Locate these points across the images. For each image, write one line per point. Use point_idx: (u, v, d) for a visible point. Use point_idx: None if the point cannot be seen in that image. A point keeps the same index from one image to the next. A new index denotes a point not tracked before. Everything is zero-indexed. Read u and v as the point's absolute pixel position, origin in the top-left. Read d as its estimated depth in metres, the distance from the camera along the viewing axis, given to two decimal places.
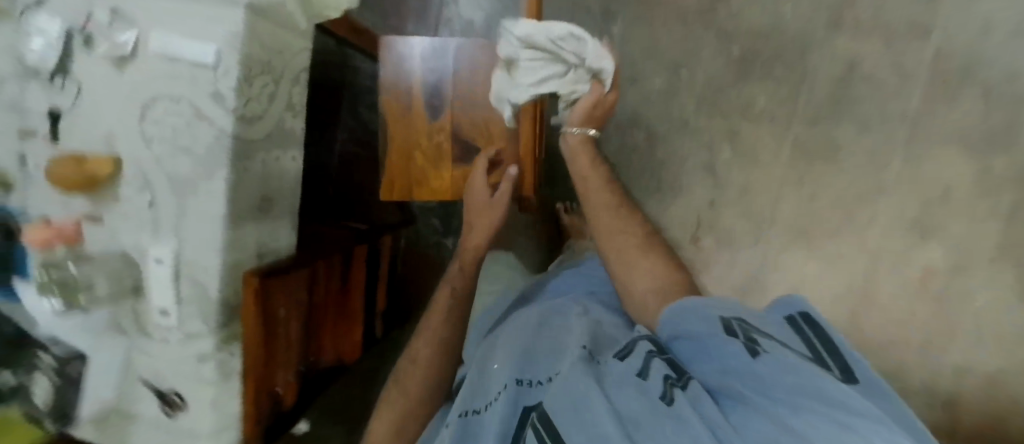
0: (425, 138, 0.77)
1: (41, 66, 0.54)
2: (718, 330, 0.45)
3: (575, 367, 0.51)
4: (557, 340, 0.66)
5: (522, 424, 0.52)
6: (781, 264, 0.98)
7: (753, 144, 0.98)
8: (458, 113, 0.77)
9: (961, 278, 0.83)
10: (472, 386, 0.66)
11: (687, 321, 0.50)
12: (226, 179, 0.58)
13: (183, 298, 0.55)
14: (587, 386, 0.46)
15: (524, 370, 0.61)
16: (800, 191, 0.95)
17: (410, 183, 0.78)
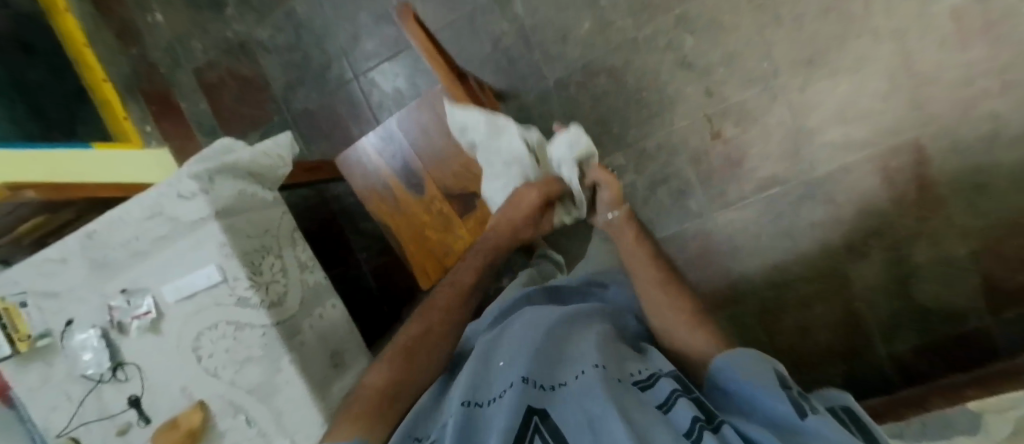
0: (414, 202, 0.73)
1: (105, 371, 0.64)
2: (766, 387, 0.32)
3: (593, 372, 0.35)
4: (568, 345, 0.42)
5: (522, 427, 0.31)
6: (815, 122, 0.90)
7: (707, 16, 0.89)
8: (434, 164, 0.72)
9: (993, 32, 0.81)
10: (478, 364, 0.43)
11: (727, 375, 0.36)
12: (296, 371, 0.59)
13: None
14: (597, 400, 0.31)
15: (479, 388, 0.39)
16: (783, 30, 0.87)
17: (424, 247, 0.73)
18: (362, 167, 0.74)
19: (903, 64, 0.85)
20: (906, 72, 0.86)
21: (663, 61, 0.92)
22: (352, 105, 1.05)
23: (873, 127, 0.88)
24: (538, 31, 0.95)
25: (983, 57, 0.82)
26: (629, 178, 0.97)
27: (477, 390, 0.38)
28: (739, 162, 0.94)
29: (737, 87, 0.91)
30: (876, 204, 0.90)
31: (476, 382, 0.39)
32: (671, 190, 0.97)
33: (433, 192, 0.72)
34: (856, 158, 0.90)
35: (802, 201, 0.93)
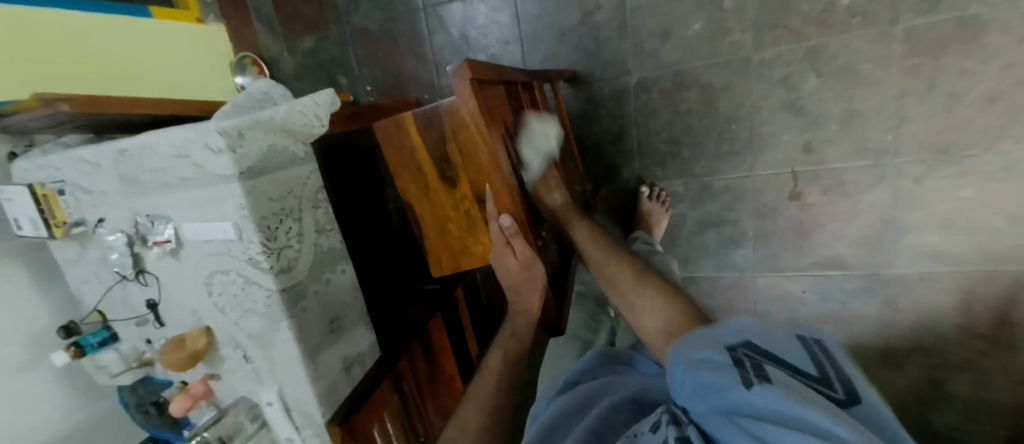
0: (446, 195, 0.68)
1: (128, 273, 0.67)
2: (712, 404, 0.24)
3: None
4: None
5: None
6: (917, 218, 0.77)
7: (845, 60, 0.72)
8: (473, 165, 0.65)
9: None
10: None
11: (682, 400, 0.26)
12: (291, 336, 0.61)
13: (299, 425, 0.67)
14: None
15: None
16: (930, 103, 0.71)
17: (445, 241, 0.71)
18: (397, 142, 0.67)
19: None
20: None
21: (770, 96, 0.77)
22: (417, 38, 0.98)
23: (979, 245, 0.75)
24: (637, 16, 0.81)
25: None
26: (680, 209, 0.89)
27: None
28: (809, 232, 0.83)
29: (843, 152, 0.77)
30: (939, 325, 0.81)
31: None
32: (721, 237, 0.88)
33: (466, 193, 0.66)
34: (943, 271, 0.78)
35: (858, 294, 0.84)
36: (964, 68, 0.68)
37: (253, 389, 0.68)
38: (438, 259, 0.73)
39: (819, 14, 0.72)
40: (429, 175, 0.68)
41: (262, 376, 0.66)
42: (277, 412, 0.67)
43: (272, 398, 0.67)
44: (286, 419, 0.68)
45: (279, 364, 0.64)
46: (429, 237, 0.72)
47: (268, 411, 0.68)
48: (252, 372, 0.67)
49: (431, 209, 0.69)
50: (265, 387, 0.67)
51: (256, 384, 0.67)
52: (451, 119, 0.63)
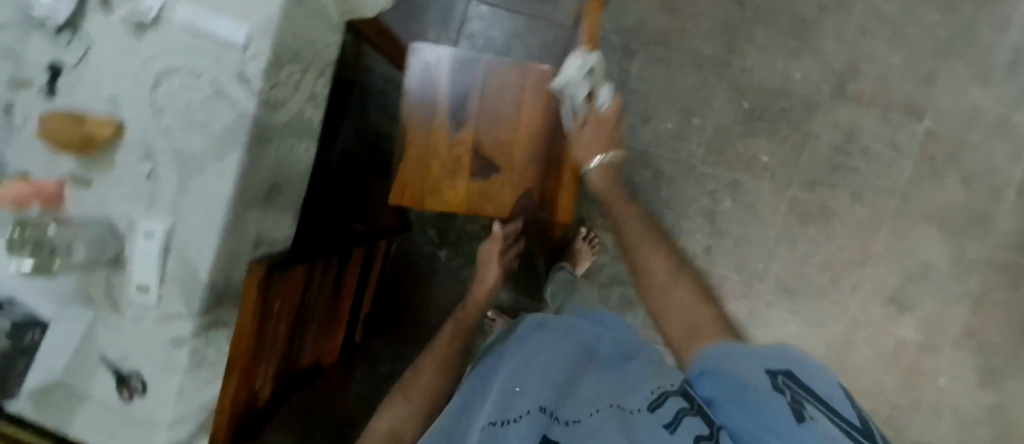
0: (445, 135, 0.71)
1: (50, 20, 0.55)
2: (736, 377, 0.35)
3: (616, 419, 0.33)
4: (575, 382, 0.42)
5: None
6: (759, 336, 0.97)
7: (752, 198, 0.97)
8: (486, 120, 0.70)
9: (910, 375, 0.95)
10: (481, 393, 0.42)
11: (714, 358, 0.38)
12: (234, 171, 0.54)
13: (166, 277, 0.55)
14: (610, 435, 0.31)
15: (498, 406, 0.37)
16: (790, 253, 0.96)
17: (419, 174, 0.72)
18: (425, 69, 0.71)
19: (842, 347, 0.96)
20: (841, 353, 0.96)
21: (698, 200, 0.98)
22: (447, 16, 1.05)
23: None
24: (632, 96, 0.99)
25: (893, 384, 0.95)
26: (601, 260, 1.00)
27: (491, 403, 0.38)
28: None
29: (730, 264, 0.97)
30: None
31: (500, 399, 0.38)
32: (622, 295, 1.00)
33: (465, 141, 0.71)
34: None
35: None
36: (815, 238, 0.96)
37: (129, 214, 0.56)
38: (402, 188, 0.72)
39: (748, 159, 0.97)
40: (438, 112, 0.71)
41: (157, 203, 0.56)
42: (146, 251, 0.55)
43: (151, 232, 0.55)
44: (150, 264, 0.55)
45: (189, 197, 0.55)
46: (405, 165, 0.72)
47: (136, 246, 0.55)
48: (145, 195, 0.56)
49: (423, 139, 0.71)
50: (152, 216, 0.56)
51: (139, 209, 0.56)
52: (486, 74, 0.70)
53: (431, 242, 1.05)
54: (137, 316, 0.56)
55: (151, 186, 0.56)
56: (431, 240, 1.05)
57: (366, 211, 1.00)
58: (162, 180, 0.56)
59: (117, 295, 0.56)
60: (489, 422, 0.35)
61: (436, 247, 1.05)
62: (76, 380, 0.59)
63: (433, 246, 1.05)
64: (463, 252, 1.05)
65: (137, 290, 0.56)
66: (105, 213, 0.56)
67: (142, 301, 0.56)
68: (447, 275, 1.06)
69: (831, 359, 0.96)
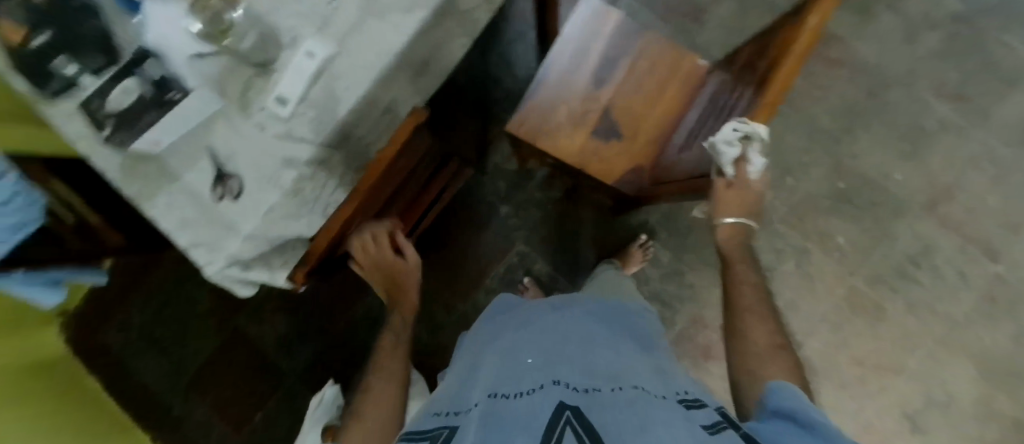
0: (585, 86, 0.72)
1: None
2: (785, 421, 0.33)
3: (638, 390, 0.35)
4: (592, 356, 0.43)
5: (553, 418, 0.32)
6: None
7: (812, 272, 0.98)
8: (629, 88, 0.71)
9: None
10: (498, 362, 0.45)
11: (786, 398, 0.35)
12: (412, 27, 0.55)
13: (306, 98, 0.56)
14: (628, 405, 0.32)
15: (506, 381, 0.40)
16: (828, 336, 0.97)
17: (547, 111, 0.72)
18: (591, 17, 0.72)
19: None
20: None
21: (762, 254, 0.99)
22: None
23: None
24: None
25: None
26: (649, 273, 1.01)
27: (502, 379, 0.41)
28: (709, 358, 0.99)
29: None
30: None
31: (508, 374, 0.41)
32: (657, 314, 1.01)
33: (601, 99, 0.71)
34: None
35: None
36: (855, 331, 0.97)
37: (294, 27, 0.56)
38: (525, 117, 0.72)
39: (822, 235, 0.98)
40: (588, 62, 0.72)
41: (325, 28, 0.56)
42: (300, 66, 0.55)
43: (311, 51, 0.55)
44: (296, 80, 0.55)
45: (360, 35, 0.56)
46: (537, 97, 0.72)
47: (291, 58, 0.56)
48: (317, 17, 0.56)
49: (563, 83, 0.72)
50: (316, 37, 0.56)
51: (305, 27, 0.56)
52: (646, 46, 0.71)
53: (495, 192, 1.05)
54: (262, 123, 0.57)
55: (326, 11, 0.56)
56: (497, 192, 1.05)
57: (448, 134, 1.04)
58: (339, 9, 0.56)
59: (252, 96, 0.57)
60: (503, 394, 0.38)
61: (499, 200, 1.05)
62: (175, 160, 0.58)
63: (497, 197, 1.05)
64: (522, 214, 1.05)
65: (272, 99, 0.56)
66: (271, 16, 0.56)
67: (273, 112, 0.56)
68: (498, 229, 1.06)
69: None
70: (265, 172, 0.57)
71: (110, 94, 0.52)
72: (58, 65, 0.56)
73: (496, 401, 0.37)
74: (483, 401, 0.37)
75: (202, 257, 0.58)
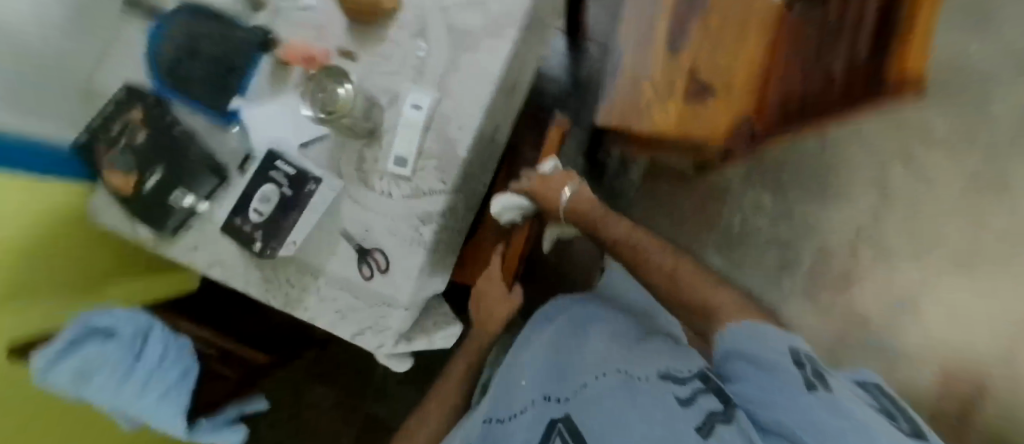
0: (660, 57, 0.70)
1: None
2: (777, 353, 0.43)
3: (611, 376, 0.45)
4: (574, 349, 0.52)
5: (547, 435, 0.44)
6: (927, 305, 0.95)
7: (923, 166, 0.94)
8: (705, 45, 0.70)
9: None
10: (495, 386, 0.55)
11: (731, 339, 0.48)
12: (508, 48, 0.55)
13: (424, 150, 0.56)
14: (601, 412, 0.42)
15: (497, 405, 0.51)
16: (961, 222, 0.93)
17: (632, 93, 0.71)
18: None
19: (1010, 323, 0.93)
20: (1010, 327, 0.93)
21: (863, 165, 0.96)
22: None
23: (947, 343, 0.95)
24: None
25: None
26: (758, 222, 0.99)
27: (494, 401, 0.52)
28: (848, 282, 0.97)
29: (895, 230, 0.95)
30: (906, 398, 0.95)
31: (502, 395, 0.52)
32: (779, 257, 0.98)
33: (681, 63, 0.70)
34: (925, 349, 0.95)
35: (858, 352, 0.96)
36: (987, 209, 0.93)
37: (392, 86, 0.57)
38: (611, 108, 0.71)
39: (919, 126, 0.94)
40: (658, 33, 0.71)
41: (421, 76, 0.56)
42: (410, 118, 0.55)
43: (416, 100, 0.55)
44: (411, 134, 0.55)
45: (457, 70, 0.55)
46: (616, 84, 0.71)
47: (399, 114, 0.56)
48: (411, 68, 0.56)
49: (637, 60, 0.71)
50: (416, 87, 0.56)
51: (402, 81, 0.56)
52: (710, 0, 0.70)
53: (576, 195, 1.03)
54: (390, 187, 0.56)
55: (418, 59, 0.56)
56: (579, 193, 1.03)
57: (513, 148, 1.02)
58: (426, 53, 0.56)
59: (370, 165, 0.56)
60: (498, 419, 0.50)
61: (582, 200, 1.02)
62: (312, 253, 0.56)
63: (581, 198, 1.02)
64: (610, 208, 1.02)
65: (392, 158, 0.55)
66: (369, 84, 0.57)
67: (396, 169, 0.56)
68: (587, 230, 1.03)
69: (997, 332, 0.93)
70: (402, 232, 0.56)
71: (251, 207, 0.50)
72: (174, 199, 0.57)
73: (493, 426, 0.49)
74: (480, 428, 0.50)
75: (372, 341, 0.56)
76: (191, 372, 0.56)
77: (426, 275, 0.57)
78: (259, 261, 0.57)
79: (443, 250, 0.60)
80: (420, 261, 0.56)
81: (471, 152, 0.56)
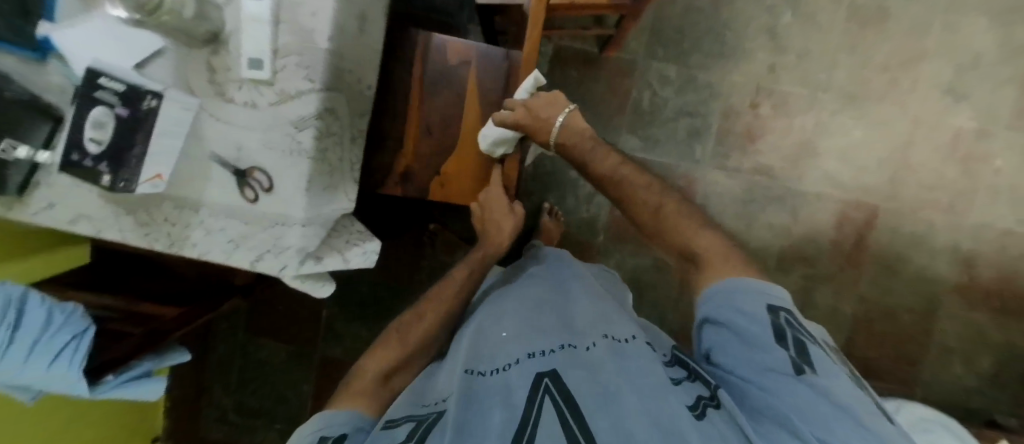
0: None
1: None
2: (763, 318, 0.50)
3: (602, 346, 0.54)
4: (559, 320, 0.60)
5: (536, 386, 0.49)
6: (827, 145, 1.01)
7: (809, 11, 0.98)
8: None
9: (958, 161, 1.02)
10: (477, 342, 0.61)
11: (722, 306, 0.53)
12: None
13: (280, 46, 0.50)
14: (596, 376, 0.50)
15: (478, 363, 0.57)
16: (849, 60, 0.99)
17: None
18: None
19: (897, 147, 1.01)
20: (898, 150, 1.01)
21: (756, 20, 0.98)
22: None
23: (850, 177, 1.02)
24: None
25: (946, 174, 1.02)
26: (666, 95, 0.99)
27: (477, 358, 0.57)
28: (754, 138, 1.01)
29: (791, 78, 0.99)
30: (819, 235, 1.03)
31: (485, 354, 0.58)
32: (690, 126, 1.00)
33: None
34: (833, 195, 1.02)
35: (773, 201, 1.02)
36: (870, 41, 0.99)
37: None
38: None
39: None
40: None
41: None
42: (252, 11, 0.48)
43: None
44: (259, 31, 0.49)
45: None
46: None
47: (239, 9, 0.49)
48: None
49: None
50: None
51: None
52: None
53: None
54: (255, 97, 0.51)
55: None
56: None
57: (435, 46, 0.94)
58: None
59: (223, 75, 0.50)
60: (480, 372, 0.55)
61: None
62: (183, 186, 0.52)
63: None
64: None
65: (246, 61, 0.50)
66: None
67: (252, 73, 0.50)
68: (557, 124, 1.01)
69: (888, 156, 1.02)
70: (282, 148, 0.52)
71: (84, 137, 0.45)
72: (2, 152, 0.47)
73: (476, 378, 0.54)
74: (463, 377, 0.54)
75: (273, 264, 0.54)
76: (85, 334, 0.53)
77: (319, 191, 0.55)
78: (127, 205, 0.52)
79: (332, 162, 0.56)
80: (307, 174, 0.52)
81: (334, 44, 0.51)
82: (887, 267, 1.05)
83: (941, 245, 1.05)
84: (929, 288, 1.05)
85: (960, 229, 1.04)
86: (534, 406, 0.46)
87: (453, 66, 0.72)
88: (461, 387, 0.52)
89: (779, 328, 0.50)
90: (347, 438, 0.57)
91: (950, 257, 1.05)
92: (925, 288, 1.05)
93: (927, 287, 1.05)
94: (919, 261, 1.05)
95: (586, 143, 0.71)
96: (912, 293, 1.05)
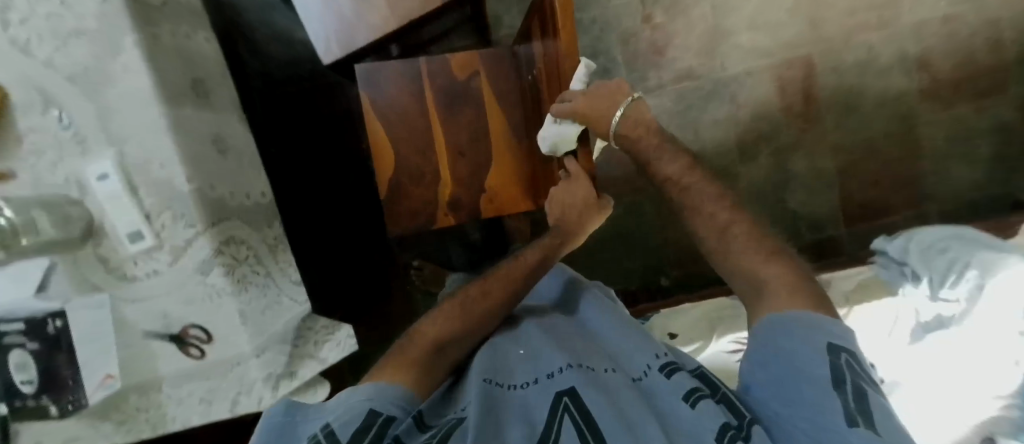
0: None
1: None
2: (823, 354, 0.43)
3: (622, 378, 0.51)
4: (587, 350, 0.57)
5: (555, 406, 0.47)
6: (736, 22, 1.01)
7: None
8: None
9: None
10: (497, 354, 0.58)
11: (781, 328, 0.47)
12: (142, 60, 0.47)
13: (150, 209, 0.48)
14: (617, 403, 0.46)
15: (501, 375, 0.54)
16: None
17: None
18: None
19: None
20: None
21: None
22: None
23: (769, 41, 1.02)
24: None
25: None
26: None
27: (498, 371, 0.54)
28: (663, 50, 1.01)
29: None
30: (764, 108, 1.05)
31: (496, 368, 0.55)
32: (597, 69, 1.00)
33: None
34: (764, 66, 1.03)
35: (710, 98, 1.03)
36: None
37: (61, 168, 0.46)
38: None
39: None
40: None
41: (83, 137, 0.46)
42: (108, 191, 0.47)
43: (104, 168, 0.47)
44: (124, 206, 0.47)
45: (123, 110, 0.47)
46: None
47: (96, 194, 0.47)
48: (66, 133, 0.46)
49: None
50: (89, 154, 0.47)
51: (75, 158, 0.46)
52: None
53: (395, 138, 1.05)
54: (154, 265, 0.50)
55: (64, 122, 0.46)
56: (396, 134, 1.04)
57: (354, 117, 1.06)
58: (65, 118, 0.46)
59: (114, 260, 0.49)
60: (497, 382, 0.52)
61: None
62: (139, 374, 0.53)
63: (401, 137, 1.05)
64: None
65: (127, 241, 0.48)
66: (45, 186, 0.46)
67: (138, 247, 0.49)
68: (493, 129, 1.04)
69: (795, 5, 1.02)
70: (207, 303, 0.52)
71: (15, 382, 0.48)
72: None
73: (494, 387, 0.51)
74: (480, 383, 0.51)
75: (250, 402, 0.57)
76: None
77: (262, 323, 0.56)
78: (101, 414, 0.53)
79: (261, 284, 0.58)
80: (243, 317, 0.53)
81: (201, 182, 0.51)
82: (841, 106, 1.07)
83: (881, 62, 1.06)
84: (885, 105, 1.08)
85: (892, 40, 1.05)
86: (551, 430, 0.44)
87: (464, 79, 0.84)
88: (481, 392, 0.49)
89: (837, 369, 0.42)
90: (397, 419, 0.45)
91: (893, 70, 1.07)
92: (881, 106, 1.08)
93: (884, 106, 1.08)
94: (866, 86, 1.07)
95: (651, 138, 0.67)
96: (872, 117, 1.08)
